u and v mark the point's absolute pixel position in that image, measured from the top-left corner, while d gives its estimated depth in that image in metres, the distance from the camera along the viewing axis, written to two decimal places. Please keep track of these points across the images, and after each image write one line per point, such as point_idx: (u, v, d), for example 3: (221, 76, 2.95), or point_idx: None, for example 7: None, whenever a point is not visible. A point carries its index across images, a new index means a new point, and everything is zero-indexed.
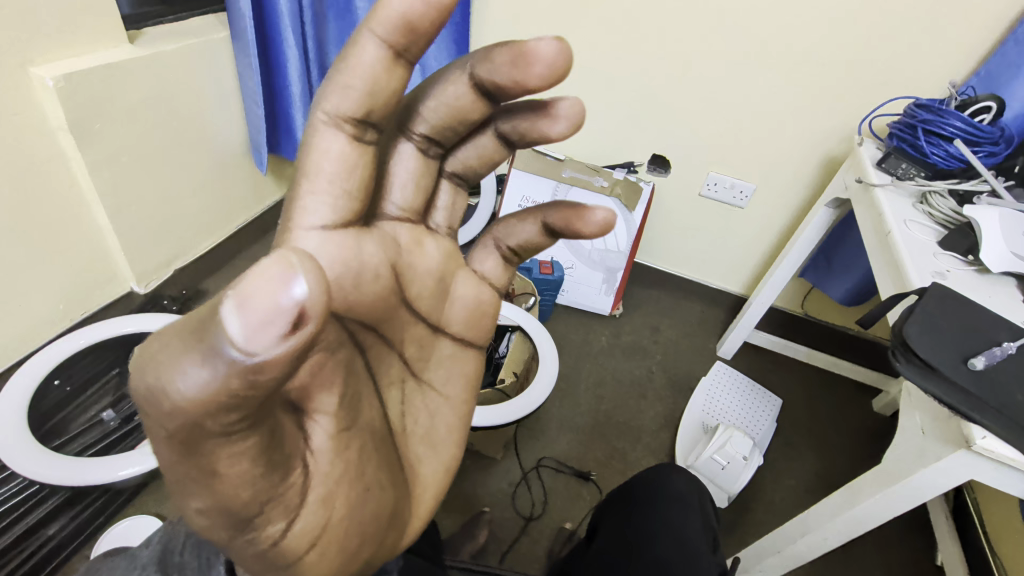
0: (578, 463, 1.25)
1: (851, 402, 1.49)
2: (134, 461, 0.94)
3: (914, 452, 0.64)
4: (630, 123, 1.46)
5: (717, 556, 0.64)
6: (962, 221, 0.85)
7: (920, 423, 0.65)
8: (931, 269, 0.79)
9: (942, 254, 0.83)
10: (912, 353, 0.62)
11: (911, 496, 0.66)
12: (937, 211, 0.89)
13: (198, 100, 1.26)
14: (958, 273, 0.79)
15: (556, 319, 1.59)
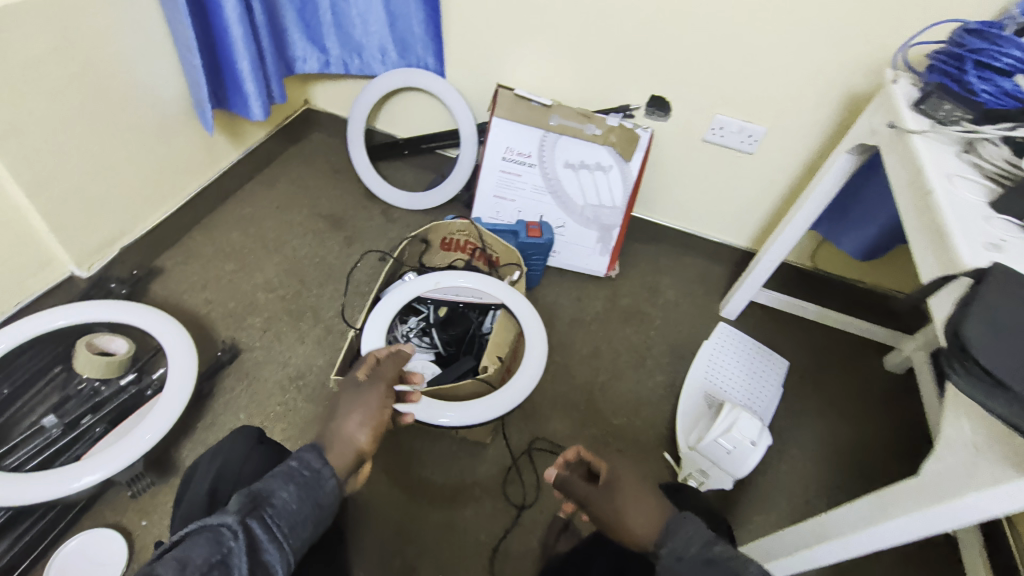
0: (573, 443, 1.17)
1: (862, 362, 1.40)
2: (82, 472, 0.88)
3: (962, 471, 0.54)
4: (625, 61, 1.27)
5: None
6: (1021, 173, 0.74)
7: (971, 436, 0.55)
8: (985, 239, 0.66)
9: (995, 217, 0.70)
10: (970, 357, 0.50)
11: (950, 518, 0.56)
12: (987, 163, 0.76)
13: (120, 50, 1.08)
14: (1015, 243, 0.66)
15: (547, 284, 1.47)
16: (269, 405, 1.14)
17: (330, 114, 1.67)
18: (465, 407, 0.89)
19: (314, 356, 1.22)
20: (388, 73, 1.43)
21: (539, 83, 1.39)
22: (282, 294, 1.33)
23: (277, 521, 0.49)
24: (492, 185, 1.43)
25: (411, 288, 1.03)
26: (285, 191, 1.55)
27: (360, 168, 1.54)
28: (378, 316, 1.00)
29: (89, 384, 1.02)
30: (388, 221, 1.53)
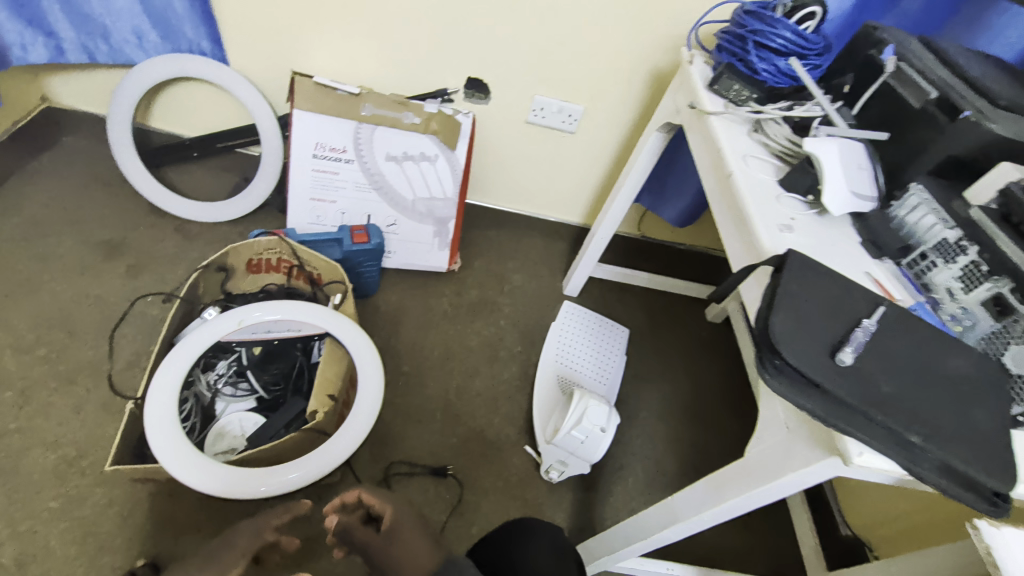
0: (433, 458, 1.10)
1: (691, 318, 1.51)
2: None
3: (780, 451, 0.57)
4: (433, 41, 1.17)
5: None
6: (800, 153, 0.79)
7: (784, 419, 0.57)
8: (777, 221, 0.70)
9: (783, 196, 0.75)
10: (783, 358, 0.51)
11: (773, 492, 0.59)
12: (773, 140, 0.81)
13: None
14: (801, 221, 0.72)
15: (387, 288, 1.35)
16: (38, 503, 0.89)
17: (80, 112, 1.33)
18: (305, 462, 0.80)
19: (99, 426, 0.98)
20: (152, 59, 1.17)
21: (342, 66, 1.23)
22: (40, 353, 1.04)
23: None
24: (305, 187, 1.26)
25: (210, 332, 0.87)
26: (28, 218, 1.21)
27: (134, 179, 1.25)
28: (167, 374, 0.82)
29: None
30: (183, 239, 1.28)
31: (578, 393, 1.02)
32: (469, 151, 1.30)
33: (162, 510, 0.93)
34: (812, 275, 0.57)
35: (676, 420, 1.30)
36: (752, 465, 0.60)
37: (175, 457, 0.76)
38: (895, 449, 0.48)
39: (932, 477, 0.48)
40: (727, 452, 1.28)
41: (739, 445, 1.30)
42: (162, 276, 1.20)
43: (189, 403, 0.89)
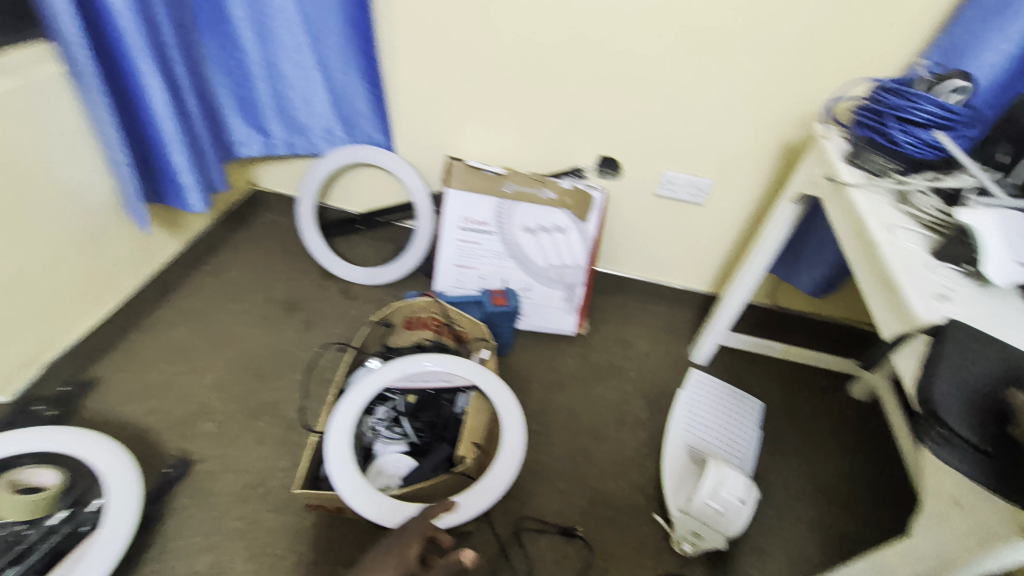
0: (562, 517, 1.12)
1: (830, 394, 1.43)
2: None
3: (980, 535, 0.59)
4: (571, 127, 1.31)
5: None
6: (950, 223, 0.78)
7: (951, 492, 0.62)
8: (933, 290, 0.69)
9: (938, 267, 0.73)
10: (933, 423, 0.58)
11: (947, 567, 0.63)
12: (921, 212, 0.81)
13: (35, 157, 1.00)
14: (961, 290, 0.70)
15: (517, 348, 1.44)
16: (227, 520, 1.03)
17: (277, 194, 1.62)
18: (447, 507, 0.87)
19: (277, 457, 1.13)
20: (336, 150, 1.41)
21: (489, 151, 1.40)
22: (236, 390, 1.23)
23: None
24: (452, 255, 1.42)
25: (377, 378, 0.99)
26: (233, 279, 1.47)
27: (313, 247, 1.49)
28: (343, 412, 0.94)
29: (10, 529, 0.91)
30: (347, 298, 1.48)
31: (711, 461, 1.00)
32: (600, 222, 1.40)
33: (324, 539, 1.03)
34: (960, 340, 0.61)
35: (820, 502, 1.20)
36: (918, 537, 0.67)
37: (345, 483, 0.87)
38: None
39: None
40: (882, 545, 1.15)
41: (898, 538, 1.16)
42: (330, 330, 1.39)
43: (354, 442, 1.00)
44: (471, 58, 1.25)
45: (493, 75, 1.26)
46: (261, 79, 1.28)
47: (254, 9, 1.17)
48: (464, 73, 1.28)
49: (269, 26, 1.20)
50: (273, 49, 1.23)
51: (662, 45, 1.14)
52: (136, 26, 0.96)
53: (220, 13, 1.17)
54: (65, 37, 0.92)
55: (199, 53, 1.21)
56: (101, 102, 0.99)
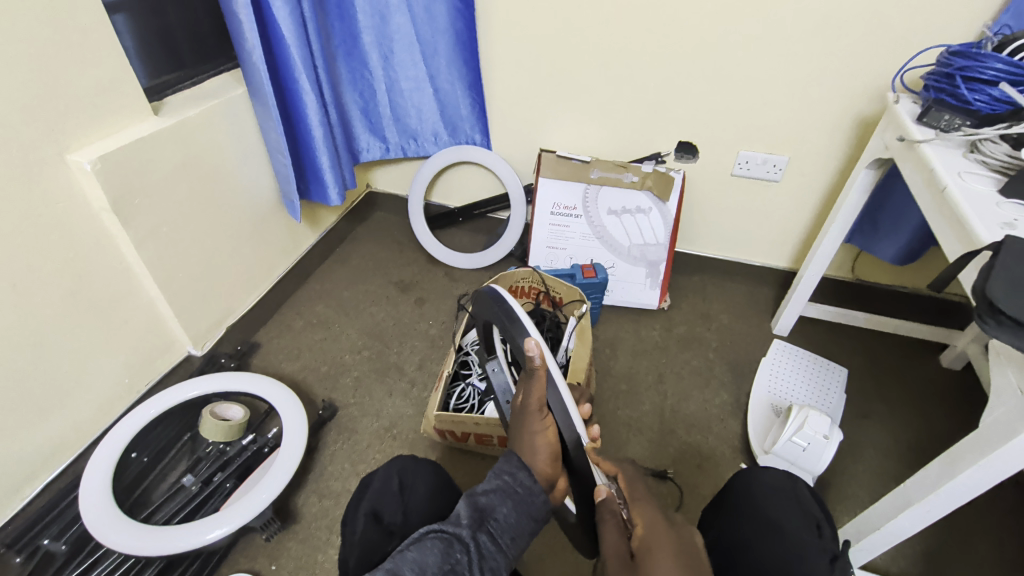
0: (654, 463, 1.23)
1: (918, 362, 1.45)
2: (223, 521, 0.98)
3: (1016, 414, 0.62)
4: (651, 116, 1.45)
5: (825, 539, 0.70)
6: (1020, 163, 0.81)
7: (1016, 382, 0.62)
8: (999, 220, 0.74)
9: (1006, 203, 0.78)
10: (1001, 313, 0.58)
11: (1015, 461, 0.64)
12: (991, 158, 0.85)
13: (224, 158, 1.27)
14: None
15: (605, 320, 1.57)
16: (369, 453, 1.23)
17: (389, 193, 1.87)
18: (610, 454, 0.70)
19: (404, 407, 1.33)
20: (442, 151, 1.63)
21: (576, 144, 1.57)
22: (367, 353, 1.46)
23: (499, 534, 0.60)
24: (544, 237, 1.59)
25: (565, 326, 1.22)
26: (356, 266, 1.73)
27: (422, 236, 1.71)
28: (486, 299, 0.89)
29: (215, 446, 1.14)
30: (451, 280, 1.69)
31: (796, 406, 1.07)
32: (681, 201, 1.52)
33: (446, 470, 1.20)
34: None
35: (906, 459, 1.23)
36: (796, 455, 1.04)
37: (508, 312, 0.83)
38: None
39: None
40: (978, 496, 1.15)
41: (996, 490, 1.16)
42: (440, 306, 1.60)
43: (469, 387, 1.19)
44: (559, 59, 1.43)
45: (579, 74, 1.43)
46: (382, 92, 1.51)
47: (380, 33, 1.40)
48: (553, 73, 1.46)
49: (391, 47, 1.43)
50: (394, 65, 1.46)
51: (735, 34, 1.26)
52: (301, 51, 1.22)
53: (356, 42, 1.41)
54: (252, 62, 1.19)
55: (337, 73, 1.45)
56: (272, 113, 1.25)
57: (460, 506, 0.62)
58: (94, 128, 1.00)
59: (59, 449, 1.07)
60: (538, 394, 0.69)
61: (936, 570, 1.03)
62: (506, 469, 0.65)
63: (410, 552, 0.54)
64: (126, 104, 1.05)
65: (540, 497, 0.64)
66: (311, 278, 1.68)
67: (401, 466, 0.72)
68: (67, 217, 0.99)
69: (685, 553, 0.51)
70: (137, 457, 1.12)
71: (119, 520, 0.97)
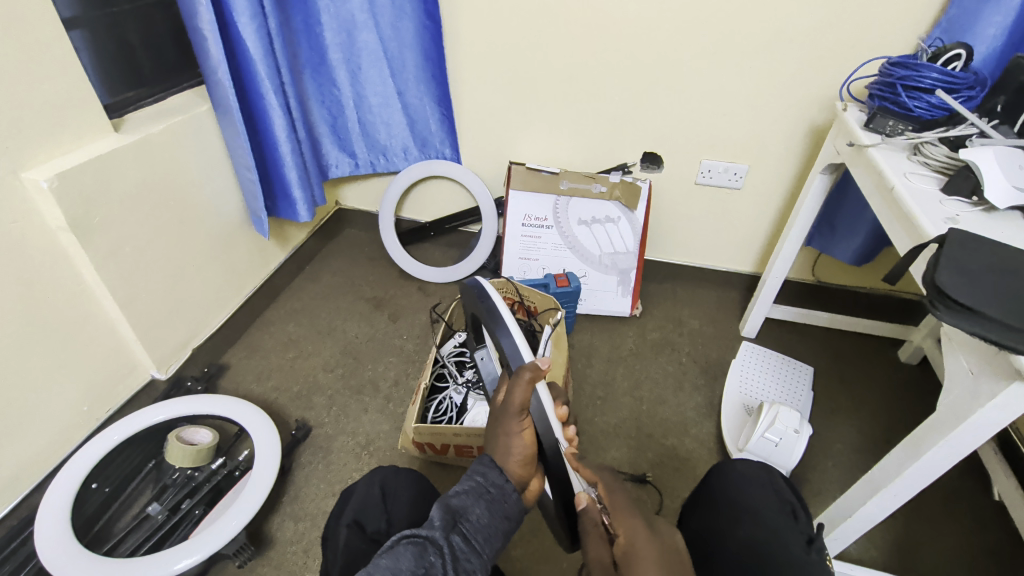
0: (633, 467, 1.23)
1: (878, 358, 1.51)
2: (191, 551, 0.94)
3: (968, 395, 0.65)
4: (616, 128, 1.49)
5: (801, 524, 0.73)
6: (958, 164, 0.86)
7: (968, 365, 0.66)
8: (942, 216, 0.79)
9: (948, 200, 0.83)
10: (949, 298, 0.61)
11: (971, 441, 0.67)
12: (932, 159, 0.90)
13: (188, 175, 1.25)
14: (967, 216, 0.79)
15: (579, 329, 1.59)
16: (345, 471, 1.20)
17: (359, 210, 1.86)
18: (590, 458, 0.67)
19: (380, 424, 1.30)
20: (412, 166, 1.64)
21: (544, 156, 1.60)
22: (340, 371, 1.43)
23: (473, 535, 0.54)
24: (516, 248, 1.61)
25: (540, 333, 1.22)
26: (327, 283, 1.71)
27: (393, 251, 1.70)
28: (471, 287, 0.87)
29: (182, 472, 1.10)
30: (424, 294, 1.68)
31: (766, 404, 1.10)
32: (648, 209, 1.56)
33: None
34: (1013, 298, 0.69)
35: (872, 451, 1.27)
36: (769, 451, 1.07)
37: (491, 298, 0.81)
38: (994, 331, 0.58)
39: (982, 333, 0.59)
40: (941, 483, 1.19)
41: (957, 476, 1.21)
42: (414, 321, 1.59)
43: (447, 399, 1.18)
44: (525, 74, 1.46)
45: (546, 88, 1.47)
46: (350, 108, 1.51)
47: (347, 50, 1.41)
48: (520, 88, 1.49)
49: (358, 63, 1.43)
50: (362, 82, 1.47)
51: (692, 49, 1.32)
52: (267, 66, 1.21)
53: (323, 59, 1.41)
54: (217, 78, 1.17)
55: (304, 89, 1.44)
56: (238, 129, 1.24)
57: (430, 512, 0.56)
58: (51, 146, 0.97)
59: (12, 484, 1.01)
60: (521, 395, 0.64)
61: (906, 558, 1.06)
62: (479, 469, 0.60)
63: (381, 560, 0.49)
64: (85, 121, 1.02)
65: (514, 496, 0.60)
66: (280, 297, 1.65)
67: (381, 476, 0.74)
68: (21, 238, 0.95)
69: (668, 558, 0.51)
70: (98, 487, 1.06)
71: (78, 554, 0.92)
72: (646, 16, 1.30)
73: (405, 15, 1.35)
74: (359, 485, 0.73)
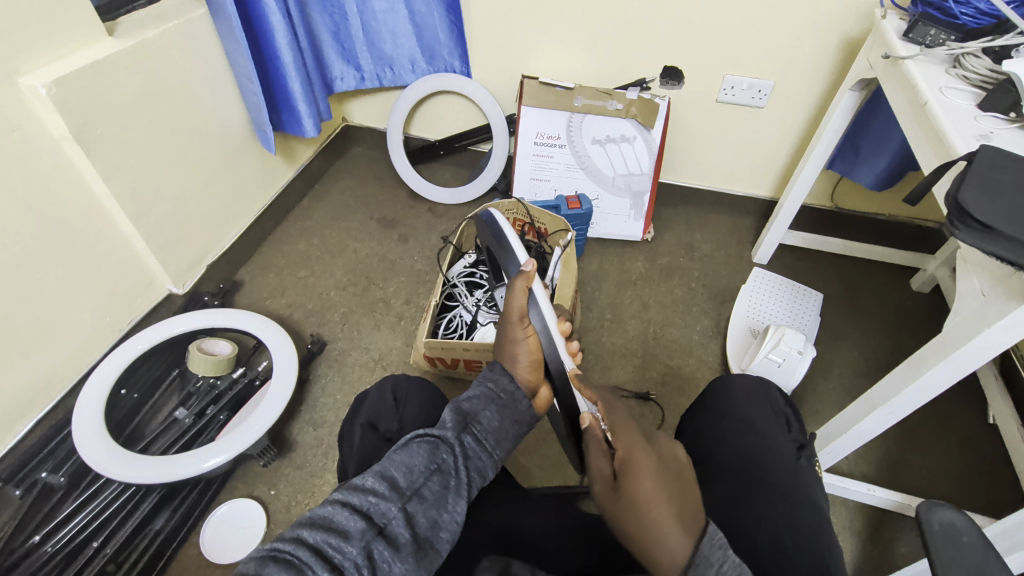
0: (637, 386, 1.27)
1: (890, 286, 1.50)
2: (218, 450, 1.00)
3: (976, 316, 0.65)
4: (635, 39, 1.40)
5: (794, 434, 0.76)
6: (1000, 77, 0.81)
7: (980, 287, 0.65)
8: (975, 132, 0.75)
9: (983, 116, 0.78)
10: (968, 216, 0.60)
11: (973, 360, 0.67)
12: (972, 73, 0.84)
13: (188, 85, 1.20)
14: (1002, 133, 0.75)
15: (590, 253, 1.58)
16: (360, 384, 1.25)
17: (366, 127, 1.81)
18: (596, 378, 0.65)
19: (392, 340, 1.34)
20: (420, 79, 1.57)
21: (558, 71, 1.52)
22: (352, 290, 1.45)
23: (484, 436, 0.57)
24: (528, 169, 1.58)
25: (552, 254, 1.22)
26: (336, 203, 1.69)
27: (402, 171, 1.67)
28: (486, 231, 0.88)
29: (205, 381, 1.15)
30: (434, 215, 1.67)
31: (772, 325, 1.11)
32: (665, 128, 1.49)
33: None
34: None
35: (873, 375, 1.30)
36: (774, 372, 1.09)
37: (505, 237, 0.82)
38: (1007, 248, 0.57)
39: (996, 250, 0.58)
40: (939, 407, 1.22)
41: (955, 400, 1.23)
42: (424, 242, 1.58)
43: (456, 317, 1.20)
44: None
45: None
46: (354, 14, 1.43)
47: None
48: None
49: None
50: None
51: None
52: None
53: None
54: None
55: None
56: (237, 35, 1.18)
57: (442, 415, 0.58)
58: (45, 50, 0.93)
59: (47, 388, 1.07)
60: (519, 302, 0.69)
61: (895, 474, 1.11)
62: (490, 376, 0.63)
63: (396, 455, 0.51)
64: (78, 24, 0.97)
65: (525, 402, 0.62)
66: (290, 216, 1.64)
67: (393, 383, 0.77)
68: (26, 149, 0.94)
69: (668, 471, 0.50)
70: (127, 393, 1.12)
71: (115, 450, 0.99)
72: None
73: None
74: (372, 391, 0.76)
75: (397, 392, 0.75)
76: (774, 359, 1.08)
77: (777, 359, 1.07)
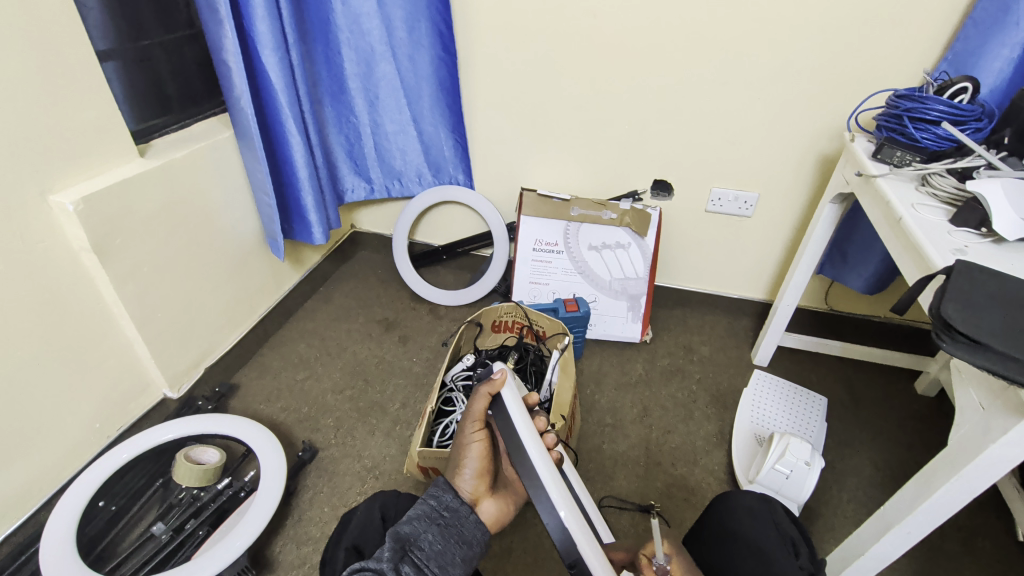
0: (640, 497, 1.21)
1: (894, 389, 1.47)
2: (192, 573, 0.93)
3: (979, 430, 0.64)
4: (626, 156, 1.51)
5: (802, 558, 0.70)
6: (966, 195, 0.85)
7: (978, 399, 0.65)
8: (950, 247, 0.78)
9: (956, 231, 0.82)
10: (954, 330, 0.61)
11: (984, 477, 0.65)
12: (940, 191, 0.89)
13: (207, 199, 1.28)
14: (976, 247, 0.78)
15: (589, 355, 1.58)
16: (350, 495, 1.19)
17: (373, 234, 1.90)
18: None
19: (386, 447, 1.30)
20: (425, 191, 1.67)
21: (555, 183, 1.62)
22: (349, 392, 1.44)
23: (424, 561, 0.60)
24: (527, 273, 1.62)
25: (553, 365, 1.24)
26: (339, 304, 1.73)
27: (405, 275, 1.72)
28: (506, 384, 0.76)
29: (188, 492, 1.11)
30: (435, 317, 1.69)
31: (776, 434, 1.09)
32: (658, 236, 1.56)
33: None
34: None
35: (887, 486, 1.24)
36: (785, 485, 1.04)
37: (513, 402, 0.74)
38: (999, 362, 0.57)
39: (985, 362, 0.58)
40: (962, 522, 1.15)
41: (978, 515, 1.16)
42: (424, 343, 1.60)
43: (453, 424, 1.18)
44: (538, 104, 1.49)
45: (558, 117, 1.50)
46: (367, 135, 1.55)
47: (365, 79, 1.45)
48: (531, 116, 1.52)
49: (376, 93, 1.47)
50: (379, 110, 1.50)
51: (701, 79, 1.34)
52: (288, 96, 1.25)
53: (342, 89, 1.46)
54: (240, 106, 1.21)
55: (323, 117, 1.49)
56: (258, 154, 1.27)
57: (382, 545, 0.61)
58: (79, 171, 1.01)
59: (22, 500, 1.03)
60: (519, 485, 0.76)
61: None
62: (436, 492, 0.68)
63: None
64: (112, 148, 1.06)
65: (468, 518, 0.67)
66: (293, 317, 1.67)
67: (382, 500, 0.74)
68: (48, 257, 0.99)
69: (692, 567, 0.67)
70: (105, 506, 1.07)
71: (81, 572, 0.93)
72: (655, 50, 1.33)
73: (422, 48, 1.39)
74: (359, 507, 0.74)
75: (386, 509, 0.73)
76: (783, 473, 1.04)
77: (783, 471, 1.03)
